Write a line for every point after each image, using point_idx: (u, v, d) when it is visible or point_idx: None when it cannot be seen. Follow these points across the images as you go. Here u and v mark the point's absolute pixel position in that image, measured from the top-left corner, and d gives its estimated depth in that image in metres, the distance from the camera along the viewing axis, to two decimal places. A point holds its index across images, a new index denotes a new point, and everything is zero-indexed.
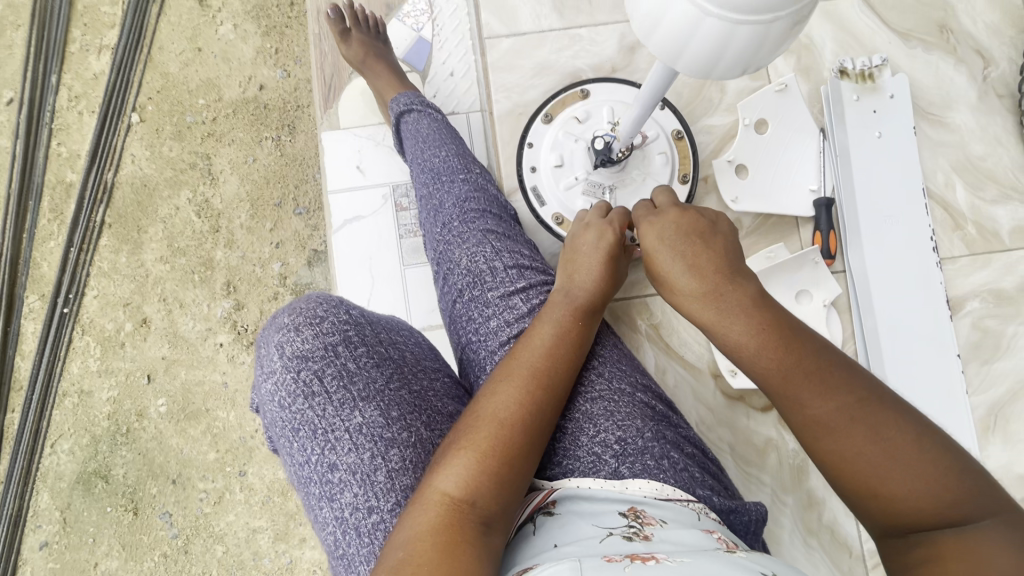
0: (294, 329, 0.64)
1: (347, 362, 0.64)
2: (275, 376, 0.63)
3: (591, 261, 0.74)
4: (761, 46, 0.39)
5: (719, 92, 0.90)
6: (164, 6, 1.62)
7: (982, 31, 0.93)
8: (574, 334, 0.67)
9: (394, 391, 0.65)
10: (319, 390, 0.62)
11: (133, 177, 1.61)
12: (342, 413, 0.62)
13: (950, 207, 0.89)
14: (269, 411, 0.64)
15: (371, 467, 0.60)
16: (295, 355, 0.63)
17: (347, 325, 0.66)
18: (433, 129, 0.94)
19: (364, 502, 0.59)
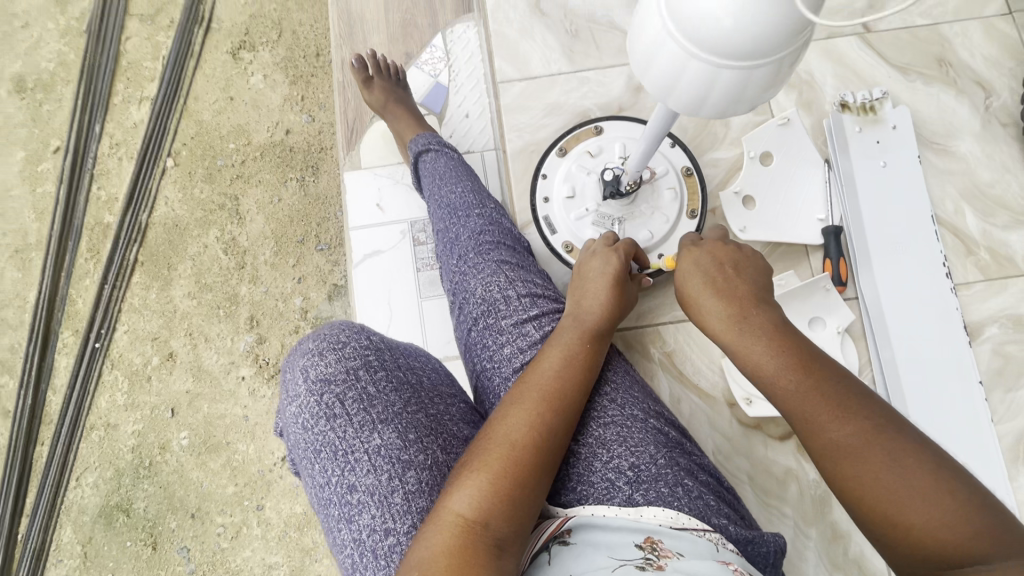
0: (318, 354, 0.67)
1: (367, 385, 0.66)
2: (299, 399, 0.65)
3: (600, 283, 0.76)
4: (744, 90, 0.41)
5: (723, 127, 0.93)
6: (201, 60, 1.75)
7: (981, 64, 0.95)
8: (585, 357, 0.69)
9: (411, 414, 0.66)
10: (340, 412, 0.64)
11: (166, 218, 1.70)
12: (362, 434, 0.63)
13: (961, 233, 0.89)
14: (292, 434, 0.66)
15: (388, 489, 0.61)
16: (319, 378, 0.66)
17: (367, 350, 0.69)
18: (451, 167, 0.98)
19: (381, 524, 0.60)
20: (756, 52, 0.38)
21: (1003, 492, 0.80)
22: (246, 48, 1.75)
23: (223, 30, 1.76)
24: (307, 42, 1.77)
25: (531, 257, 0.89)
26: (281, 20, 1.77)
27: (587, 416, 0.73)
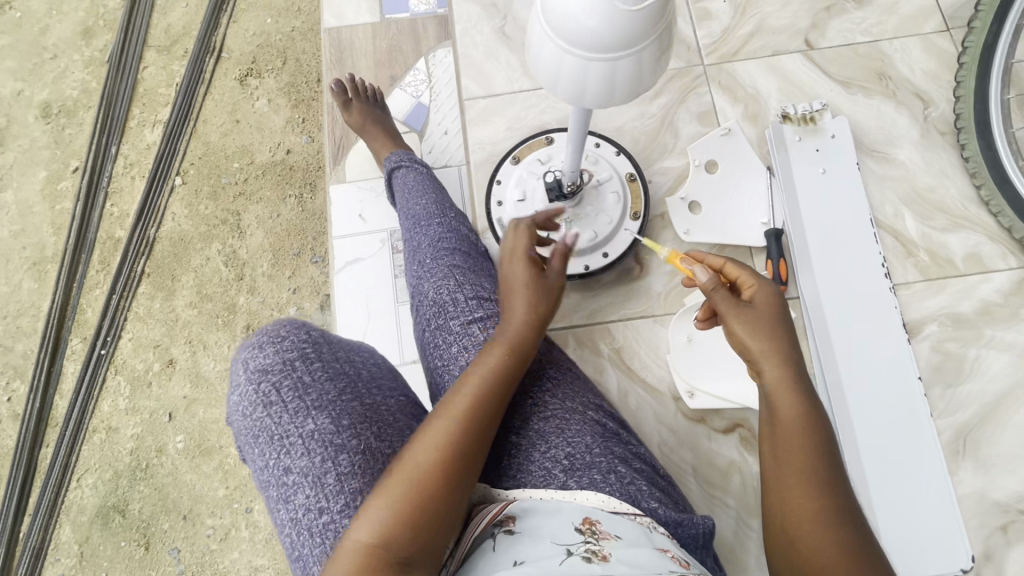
0: (258, 347, 0.73)
1: (302, 375, 0.72)
2: (240, 388, 0.72)
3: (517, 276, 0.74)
4: (614, 80, 0.49)
5: (672, 139, 1.00)
6: (210, 86, 1.88)
7: (919, 77, 1.00)
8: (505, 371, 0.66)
9: (345, 402, 0.72)
10: (276, 401, 0.70)
11: (172, 232, 1.81)
12: (297, 420, 0.69)
13: (901, 235, 0.93)
14: (237, 422, 0.72)
15: (321, 470, 0.66)
16: (258, 369, 0.72)
17: (306, 343, 0.75)
18: (419, 181, 1.06)
19: (315, 503, 0.65)
20: (617, 49, 0.46)
21: (942, 485, 0.82)
22: (252, 74, 1.88)
23: (232, 59, 1.89)
24: (309, 69, 1.89)
25: (488, 262, 0.95)
26: (285, 49, 1.90)
27: (527, 410, 0.76)
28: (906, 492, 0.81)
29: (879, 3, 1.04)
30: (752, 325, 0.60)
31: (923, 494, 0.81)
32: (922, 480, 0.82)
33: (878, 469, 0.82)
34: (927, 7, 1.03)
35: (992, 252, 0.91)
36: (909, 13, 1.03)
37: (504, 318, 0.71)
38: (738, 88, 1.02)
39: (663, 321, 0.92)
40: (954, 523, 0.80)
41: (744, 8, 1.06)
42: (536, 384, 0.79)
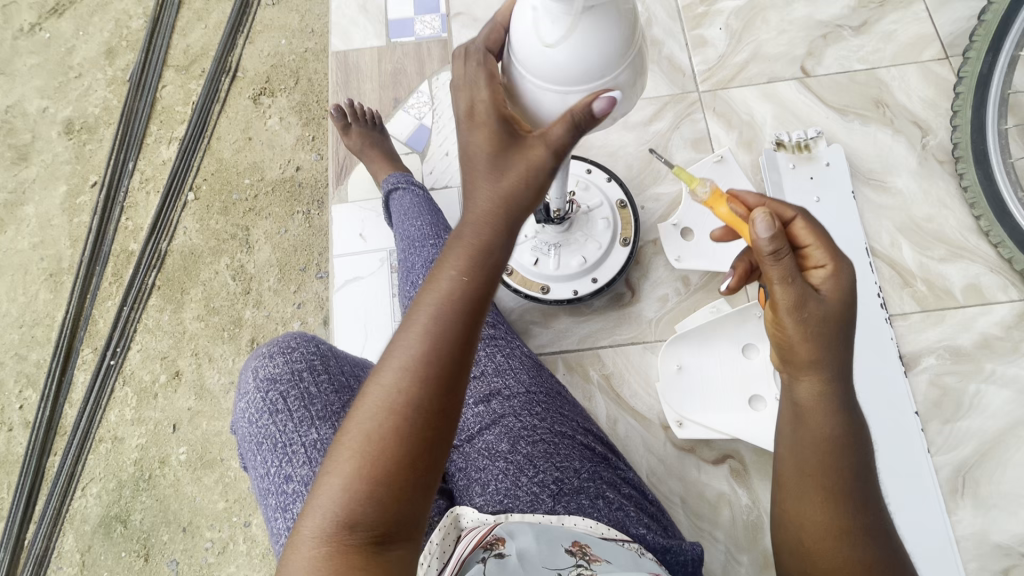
0: (269, 356, 0.72)
1: (309, 386, 0.70)
2: (248, 395, 0.71)
3: (486, 117, 0.53)
4: (594, 110, 0.54)
5: (665, 165, 1.00)
6: (225, 105, 1.94)
7: (917, 105, 0.99)
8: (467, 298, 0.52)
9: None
10: (282, 409, 0.69)
11: (183, 246, 1.85)
12: (301, 429, 0.68)
13: (898, 264, 0.91)
14: (242, 428, 0.71)
15: None
16: (266, 377, 0.71)
17: (314, 355, 0.73)
18: (415, 203, 1.08)
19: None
20: (593, 78, 0.51)
21: (939, 524, 0.79)
22: (265, 94, 1.93)
23: (246, 79, 1.95)
24: (321, 89, 1.94)
25: None
26: (298, 70, 1.95)
27: (516, 433, 0.74)
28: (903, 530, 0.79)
29: (878, 29, 1.04)
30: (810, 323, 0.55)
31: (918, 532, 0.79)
32: (918, 518, 0.80)
33: None
34: (926, 34, 1.03)
35: (992, 283, 0.89)
36: (907, 41, 1.03)
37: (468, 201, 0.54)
38: (733, 115, 1.02)
39: (654, 349, 0.91)
40: (950, 562, 0.78)
41: (740, 35, 1.07)
42: (526, 407, 0.77)
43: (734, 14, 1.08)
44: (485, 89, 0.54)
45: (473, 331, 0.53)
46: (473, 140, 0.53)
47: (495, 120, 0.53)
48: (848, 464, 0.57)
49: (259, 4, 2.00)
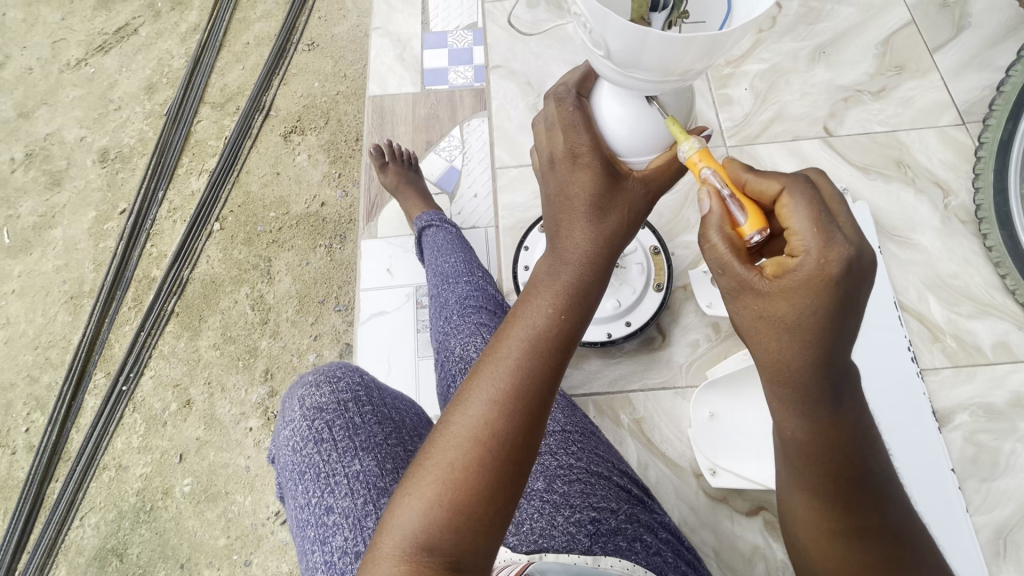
0: (315, 385, 0.72)
1: (353, 416, 0.70)
2: (293, 423, 0.70)
3: (589, 161, 0.58)
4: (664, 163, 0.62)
5: (695, 215, 1.03)
6: (256, 141, 2.01)
7: (938, 166, 1.04)
8: (553, 335, 0.57)
9: (392, 446, 0.69)
10: (327, 438, 0.68)
11: (205, 274, 1.88)
12: (344, 459, 0.67)
13: (927, 319, 0.93)
14: (284, 457, 0.69)
15: (362, 513, 0.63)
16: (312, 406, 0.70)
17: (359, 386, 0.73)
18: (448, 240, 1.12)
19: (352, 547, 0.61)
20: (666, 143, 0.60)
21: None
22: (296, 131, 2.01)
23: (279, 117, 2.03)
24: (349, 129, 2.02)
25: None
26: (329, 110, 2.03)
27: (553, 472, 0.73)
28: None
29: (896, 95, 1.10)
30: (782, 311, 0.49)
31: None
32: None
33: None
34: (942, 101, 1.08)
35: (1021, 341, 0.90)
36: (925, 107, 1.08)
37: (564, 228, 0.60)
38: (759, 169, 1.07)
39: (685, 394, 0.92)
40: None
41: (765, 96, 1.12)
42: (563, 446, 0.76)
43: (759, 76, 1.14)
44: (581, 133, 0.59)
45: (559, 366, 0.57)
46: (573, 180, 0.59)
47: (594, 165, 0.58)
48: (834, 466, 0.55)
49: (296, 50, 2.11)
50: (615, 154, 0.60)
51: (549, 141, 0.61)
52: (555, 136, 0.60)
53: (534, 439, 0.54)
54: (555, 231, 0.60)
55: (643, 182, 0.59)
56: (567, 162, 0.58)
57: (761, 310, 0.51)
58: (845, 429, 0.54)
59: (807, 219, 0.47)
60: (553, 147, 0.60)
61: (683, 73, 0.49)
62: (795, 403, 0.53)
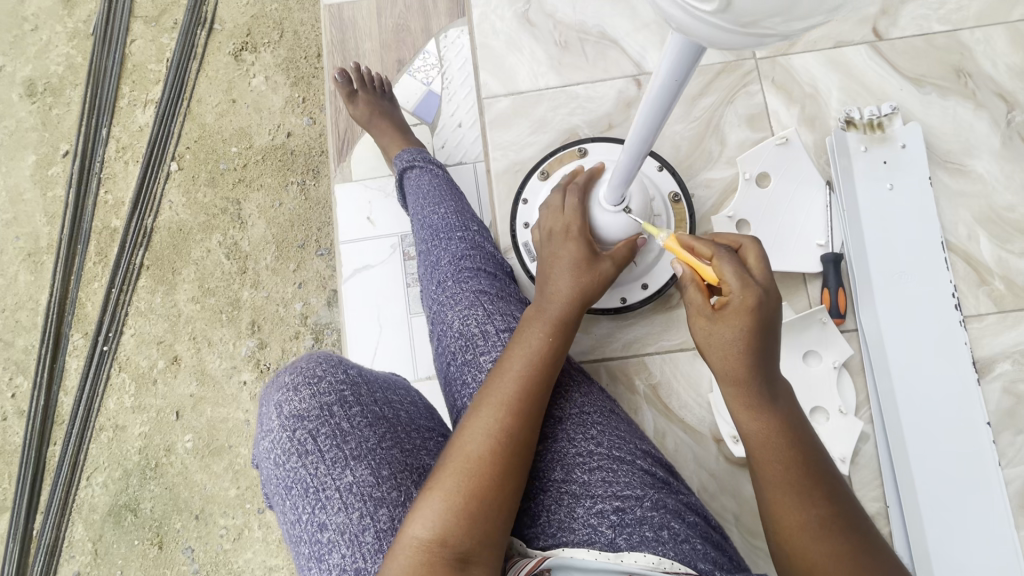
0: (293, 389, 0.62)
1: (340, 421, 0.61)
2: (272, 434, 0.61)
3: (576, 239, 0.71)
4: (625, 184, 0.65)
5: (718, 145, 0.89)
6: (203, 62, 1.70)
7: (1003, 73, 0.88)
8: (549, 358, 0.65)
9: (386, 450, 0.62)
10: (312, 449, 0.60)
11: (171, 222, 1.64)
12: (334, 471, 0.59)
13: (974, 260, 0.83)
14: (266, 469, 0.62)
15: (359, 527, 0.57)
16: (293, 414, 0.61)
17: (344, 384, 0.64)
18: (435, 185, 0.97)
19: (351, 564, 0.56)
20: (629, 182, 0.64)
21: (1012, 540, 0.75)
22: (247, 49, 1.69)
23: (224, 31, 1.70)
24: (309, 43, 1.71)
25: (514, 282, 0.87)
26: (282, 20, 1.71)
27: (570, 460, 0.67)
28: (968, 546, 0.75)
29: None
30: (725, 340, 0.57)
31: (981, 551, 0.75)
32: (988, 538, 0.75)
33: (937, 521, 0.75)
34: None
35: None
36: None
37: (552, 283, 0.70)
38: (794, 85, 0.90)
39: None
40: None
41: None
42: (580, 430, 0.69)
43: None
44: (571, 211, 0.73)
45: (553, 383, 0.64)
46: (563, 251, 0.72)
47: (580, 236, 0.71)
48: (796, 448, 0.55)
49: None
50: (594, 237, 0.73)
51: (548, 218, 0.74)
52: (554, 214, 0.74)
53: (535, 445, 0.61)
54: (543, 283, 0.71)
55: (614, 260, 0.72)
56: (560, 235, 0.72)
57: (709, 332, 0.59)
58: (792, 415, 0.57)
59: (734, 272, 0.58)
60: (552, 223, 0.74)
61: (778, 29, 0.26)
62: (748, 395, 0.57)
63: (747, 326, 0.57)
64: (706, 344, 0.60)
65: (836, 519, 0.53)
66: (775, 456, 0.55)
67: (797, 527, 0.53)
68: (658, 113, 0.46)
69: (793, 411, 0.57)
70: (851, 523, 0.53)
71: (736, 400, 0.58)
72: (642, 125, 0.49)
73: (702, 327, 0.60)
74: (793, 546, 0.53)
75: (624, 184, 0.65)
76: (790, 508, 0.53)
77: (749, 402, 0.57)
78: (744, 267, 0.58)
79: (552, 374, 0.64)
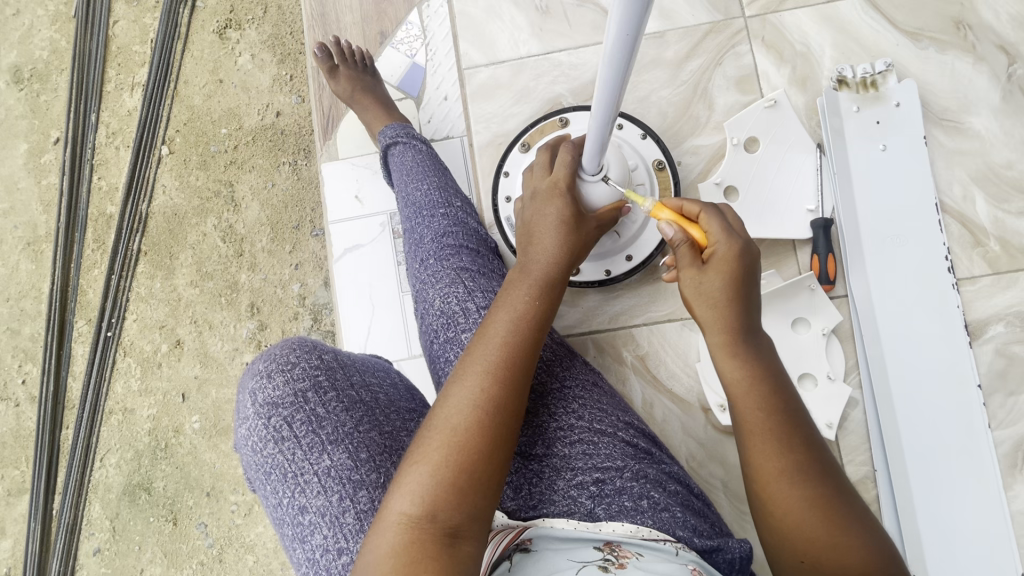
0: (267, 376, 0.63)
1: (316, 407, 0.62)
2: (248, 421, 0.62)
3: (562, 197, 0.69)
4: (600, 152, 0.63)
5: (706, 110, 0.86)
6: (188, 42, 1.65)
7: (1005, 24, 0.84)
8: (532, 322, 0.63)
9: (364, 433, 0.62)
10: (289, 435, 0.60)
11: (165, 207, 1.64)
12: (311, 456, 0.60)
13: (969, 221, 0.81)
14: (245, 455, 0.63)
15: (339, 509, 0.58)
16: (267, 402, 0.62)
17: (318, 370, 0.64)
18: (418, 160, 0.95)
19: (333, 544, 0.57)
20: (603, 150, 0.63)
21: (999, 500, 0.75)
22: (231, 26, 1.64)
23: (208, 9, 1.65)
24: (294, 17, 1.65)
25: (498, 258, 0.87)
26: None
27: (550, 435, 0.68)
28: (955, 509, 0.75)
29: None
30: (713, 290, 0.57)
31: (967, 513, 0.75)
32: (974, 500, 0.75)
33: (923, 484, 0.76)
34: None
35: None
36: None
37: (537, 244, 0.69)
38: (785, 44, 0.87)
39: (693, 325, 0.84)
40: (1003, 534, 0.74)
41: None
42: (561, 404, 0.69)
43: None
44: (560, 167, 0.71)
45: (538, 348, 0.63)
46: (548, 209, 0.69)
47: (568, 192, 0.69)
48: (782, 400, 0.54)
49: None
50: (580, 197, 0.71)
51: (535, 177, 0.73)
52: (541, 174, 0.73)
53: (523, 411, 0.60)
54: (526, 245, 0.70)
55: (599, 221, 0.71)
56: (547, 191, 0.70)
57: (695, 285, 0.58)
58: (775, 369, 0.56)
59: (721, 227, 0.58)
60: (539, 181, 0.72)
61: None
62: (733, 345, 0.56)
63: (732, 276, 0.57)
64: (690, 296, 0.58)
65: (812, 467, 0.52)
66: (755, 402, 0.54)
67: (774, 478, 0.52)
68: (623, 56, 0.43)
69: (774, 363, 0.57)
70: (826, 471, 0.52)
71: (722, 351, 0.56)
72: (609, 72, 0.46)
73: (689, 280, 0.59)
74: (777, 501, 0.52)
75: (600, 149, 0.62)
76: (767, 457, 0.53)
77: (733, 353, 0.56)
78: (729, 223, 0.59)
79: (537, 340, 0.63)
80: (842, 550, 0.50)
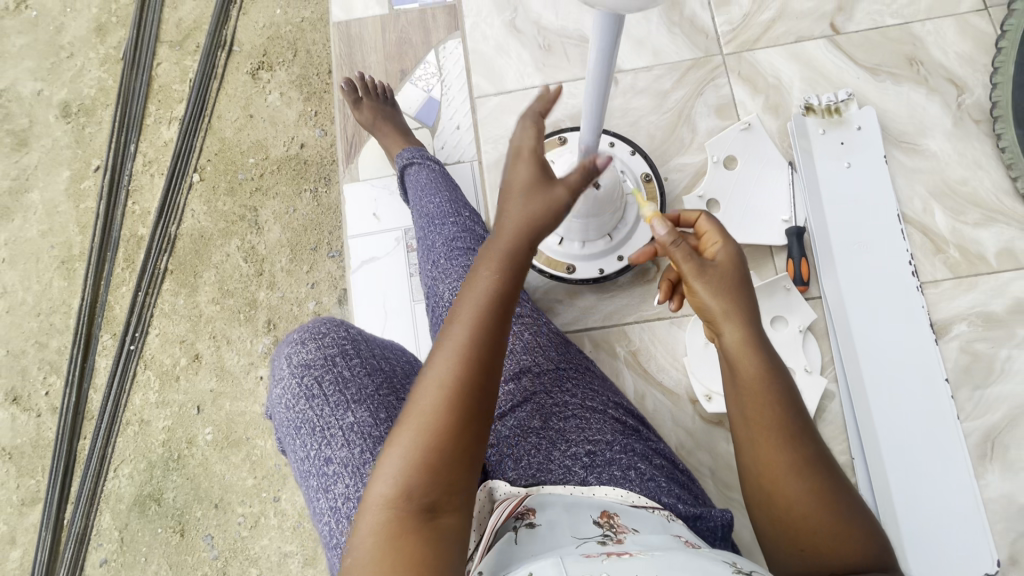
0: (301, 342, 0.71)
1: (342, 370, 0.70)
2: (283, 381, 0.70)
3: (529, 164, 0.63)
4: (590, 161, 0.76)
5: (689, 133, 0.97)
6: (224, 82, 1.82)
7: (953, 61, 0.95)
8: (500, 296, 0.59)
9: (384, 396, 0.70)
10: (318, 393, 0.68)
11: (193, 229, 1.76)
12: (337, 413, 0.67)
13: (930, 230, 0.89)
14: (277, 414, 0.70)
15: (360, 461, 0.65)
16: (300, 363, 0.70)
17: (345, 340, 0.72)
18: (431, 178, 1.05)
19: (354, 493, 0.63)
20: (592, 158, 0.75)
21: (971, 487, 0.80)
22: (264, 68, 1.81)
23: (243, 53, 1.83)
24: (320, 60, 1.82)
25: None
26: (296, 41, 1.83)
27: (547, 410, 0.74)
28: (929, 497, 0.80)
29: None
30: (716, 286, 0.61)
31: (943, 499, 0.80)
32: (948, 485, 0.80)
33: (898, 470, 0.81)
34: None
35: None
36: None
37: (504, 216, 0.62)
38: (759, 77, 0.98)
39: (680, 323, 0.92)
40: (973, 518, 0.79)
41: None
42: (556, 384, 0.77)
43: None
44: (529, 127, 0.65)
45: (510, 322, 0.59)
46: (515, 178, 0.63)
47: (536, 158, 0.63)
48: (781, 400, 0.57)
49: None
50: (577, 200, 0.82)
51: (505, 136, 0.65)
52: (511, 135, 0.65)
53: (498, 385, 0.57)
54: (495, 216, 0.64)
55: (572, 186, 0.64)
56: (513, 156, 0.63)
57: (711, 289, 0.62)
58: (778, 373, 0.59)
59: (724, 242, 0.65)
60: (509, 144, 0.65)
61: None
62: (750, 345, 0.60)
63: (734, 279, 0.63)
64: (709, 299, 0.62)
65: (818, 461, 0.56)
66: (763, 403, 0.58)
67: (779, 466, 0.56)
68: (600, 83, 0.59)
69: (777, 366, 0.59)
70: (827, 466, 0.56)
71: (739, 355, 0.60)
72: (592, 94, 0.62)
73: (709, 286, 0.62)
74: (783, 497, 0.55)
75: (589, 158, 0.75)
76: (774, 451, 0.56)
77: (748, 354, 0.59)
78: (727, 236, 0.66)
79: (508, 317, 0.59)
80: (838, 536, 0.53)
